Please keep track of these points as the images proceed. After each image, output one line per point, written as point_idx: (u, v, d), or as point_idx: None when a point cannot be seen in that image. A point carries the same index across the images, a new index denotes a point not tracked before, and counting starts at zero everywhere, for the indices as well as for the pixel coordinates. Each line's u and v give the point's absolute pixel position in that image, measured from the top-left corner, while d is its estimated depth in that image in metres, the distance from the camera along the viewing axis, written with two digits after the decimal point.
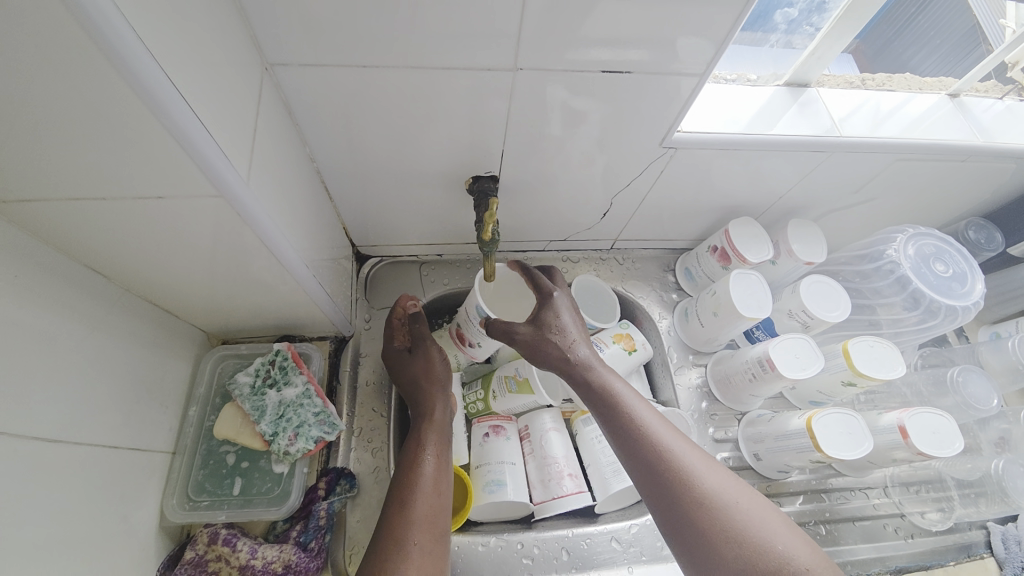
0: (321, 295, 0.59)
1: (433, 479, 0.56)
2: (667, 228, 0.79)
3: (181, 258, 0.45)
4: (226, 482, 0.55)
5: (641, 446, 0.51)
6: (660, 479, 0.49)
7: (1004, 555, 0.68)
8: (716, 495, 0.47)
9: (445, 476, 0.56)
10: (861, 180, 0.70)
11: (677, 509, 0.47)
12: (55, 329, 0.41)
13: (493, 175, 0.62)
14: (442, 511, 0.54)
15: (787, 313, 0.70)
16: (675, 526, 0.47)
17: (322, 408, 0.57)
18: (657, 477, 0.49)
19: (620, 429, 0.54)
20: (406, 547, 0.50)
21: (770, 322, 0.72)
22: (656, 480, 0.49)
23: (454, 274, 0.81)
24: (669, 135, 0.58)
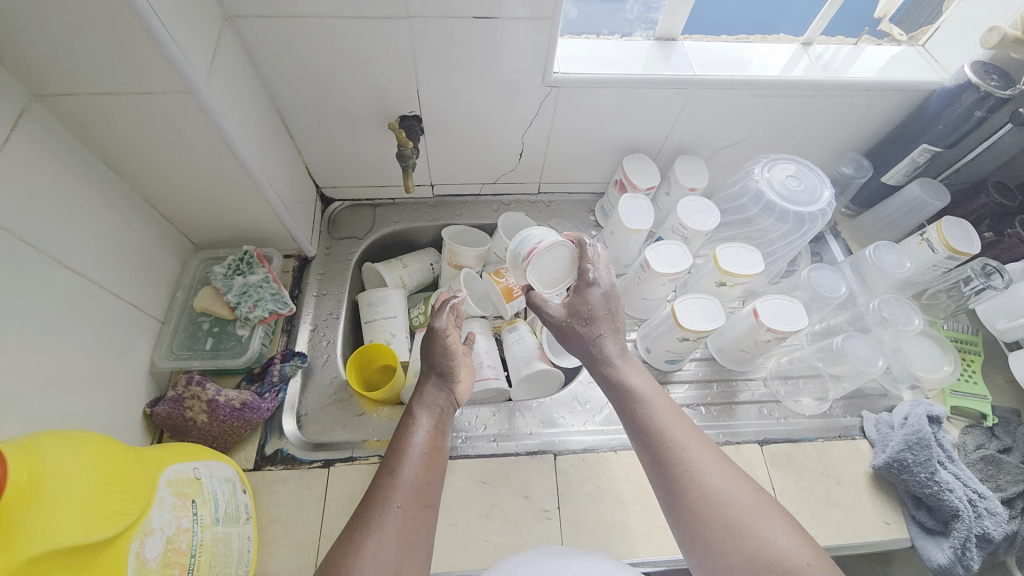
0: (281, 208, 0.74)
1: (425, 451, 0.61)
2: (581, 169, 0.94)
3: (170, 157, 0.61)
4: (200, 341, 0.70)
5: (653, 439, 0.61)
6: (669, 483, 0.58)
7: (874, 436, 0.76)
8: (718, 493, 0.55)
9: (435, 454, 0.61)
10: (730, 118, 0.83)
11: (684, 503, 0.56)
12: (79, 197, 0.57)
13: (416, 115, 0.78)
14: (426, 486, 0.58)
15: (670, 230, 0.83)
16: (683, 527, 0.56)
17: (278, 291, 0.73)
18: (669, 474, 0.58)
19: (627, 417, 0.65)
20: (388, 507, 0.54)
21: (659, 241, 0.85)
22: (676, 486, 0.57)
23: (403, 214, 0.97)
24: (547, 75, 0.73)
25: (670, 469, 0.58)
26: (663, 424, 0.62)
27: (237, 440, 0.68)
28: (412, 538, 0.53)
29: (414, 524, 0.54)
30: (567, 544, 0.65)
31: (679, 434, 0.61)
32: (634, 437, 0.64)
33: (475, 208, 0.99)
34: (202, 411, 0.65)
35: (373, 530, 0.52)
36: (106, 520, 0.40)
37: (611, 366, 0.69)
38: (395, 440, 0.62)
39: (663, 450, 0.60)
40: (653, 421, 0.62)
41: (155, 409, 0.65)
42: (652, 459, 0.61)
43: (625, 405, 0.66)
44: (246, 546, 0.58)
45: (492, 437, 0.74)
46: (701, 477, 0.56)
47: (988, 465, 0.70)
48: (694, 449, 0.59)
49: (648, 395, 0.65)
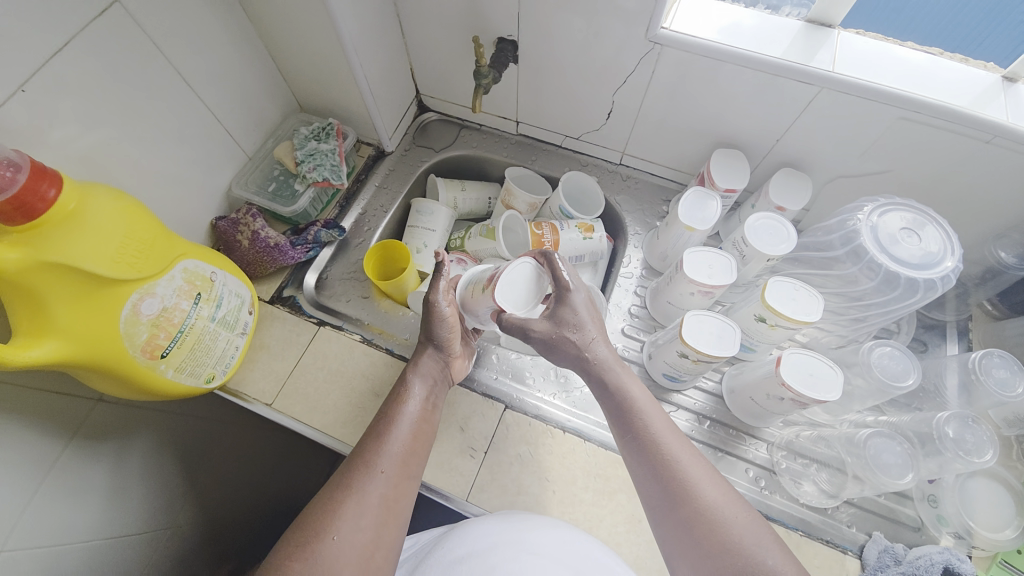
0: (367, 94, 0.81)
1: (414, 421, 0.62)
2: (669, 151, 0.85)
3: (287, 16, 0.70)
4: (268, 183, 0.82)
5: (651, 459, 0.54)
6: (661, 503, 0.53)
7: (869, 561, 0.63)
8: (715, 512, 0.50)
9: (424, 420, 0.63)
10: (863, 141, 0.68)
11: (686, 532, 0.50)
12: (213, 28, 0.69)
13: (513, 41, 0.77)
14: (413, 455, 0.60)
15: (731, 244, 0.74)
16: (675, 547, 0.51)
17: (338, 164, 0.82)
18: (666, 500, 0.52)
19: (623, 430, 0.58)
20: (373, 473, 0.57)
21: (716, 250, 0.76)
22: (667, 508, 0.52)
23: (483, 142, 0.99)
24: (652, 29, 0.66)
25: (661, 489, 0.53)
26: (658, 438, 0.55)
27: (264, 273, 0.80)
28: (392, 504, 0.56)
29: (394, 490, 0.57)
30: (475, 486, 0.66)
31: (678, 452, 0.54)
32: (629, 456, 0.57)
33: (551, 158, 0.96)
34: (246, 237, 0.77)
35: (355, 492, 0.55)
36: (124, 262, 0.52)
37: (607, 371, 0.62)
38: (384, 408, 0.63)
39: (657, 469, 0.54)
40: (651, 435, 0.56)
41: (218, 223, 0.78)
42: (650, 484, 0.54)
43: (618, 412, 0.59)
44: (232, 353, 0.69)
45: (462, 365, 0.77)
46: (694, 498, 0.51)
47: None
48: (691, 464, 0.53)
49: (646, 405, 0.58)
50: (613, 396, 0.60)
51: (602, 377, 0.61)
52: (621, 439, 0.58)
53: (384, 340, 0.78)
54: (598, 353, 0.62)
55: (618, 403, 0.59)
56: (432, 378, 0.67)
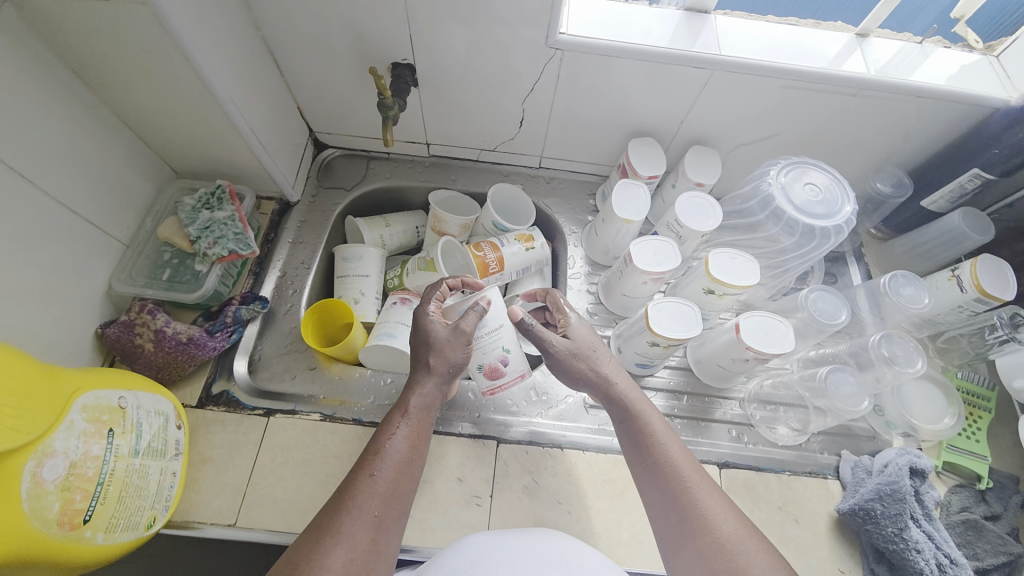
0: (258, 146, 0.71)
1: (405, 455, 0.55)
2: (586, 147, 0.87)
3: (138, 76, 0.59)
4: (159, 269, 0.69)
5: (669, 486, 0.55)
6: (677, 528, 0.53)
7: (847, 479, 0.70)
8: (731, 543, 0.50)
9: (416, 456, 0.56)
10: (756, 111, 0.75)
11: (700, 563, 0.50)
12: (42, 105, 0.56)
13: (409, 65, 0.73)
14: (400, 496, 0.53)
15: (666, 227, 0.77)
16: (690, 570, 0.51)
17: (242, 231, 0.71)
18: (681, 525, 0.52)
19: (638, 453, 0.58)
20: (356, 514, 0.50)
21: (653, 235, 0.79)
22: (684, 534, 0.52)
23: (396, 171, 0.93)
24: (552, 36, 0.66)
25: (679, 514, 0.53)
26: (677, 466, 0.56)
27: (183, 373, 0.68)
28: (375, 553, 0.49)
29: (381, 535, 0.50)
30: (491, 533, 0.63)
31: (696, 479, 0.55)
32: (645, 481, 0.57)
33: (471, 174, 0.93)
34: (149, 339, 0.65)
35: (340, 540, 0.48)
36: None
37: (625, 400, 0.61)
38: (376, 435, 0.57)
39: (675, 496, 0.54)
40: (671, 463, 0.56)
41: (106, 331, 0.65)
42: (667, 511, 0.54)
43: (634, 438, 0.59)
44: (169, 482, 0.57)
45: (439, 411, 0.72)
46: (711, 526, 0.51)
47: (970, 532, 0.64)
48: (708, 498, 0.53)
49: (664, 436, 0.58)
50: (632, 423, 0.60)
51: (619, 404, 0.61)
52: (636, 461, 0.58)
53: (348, 410, 0.71)
54: (617, 384, 0.62)
55: (636, 430, 0.59)
56: (427, 403, 0.60)
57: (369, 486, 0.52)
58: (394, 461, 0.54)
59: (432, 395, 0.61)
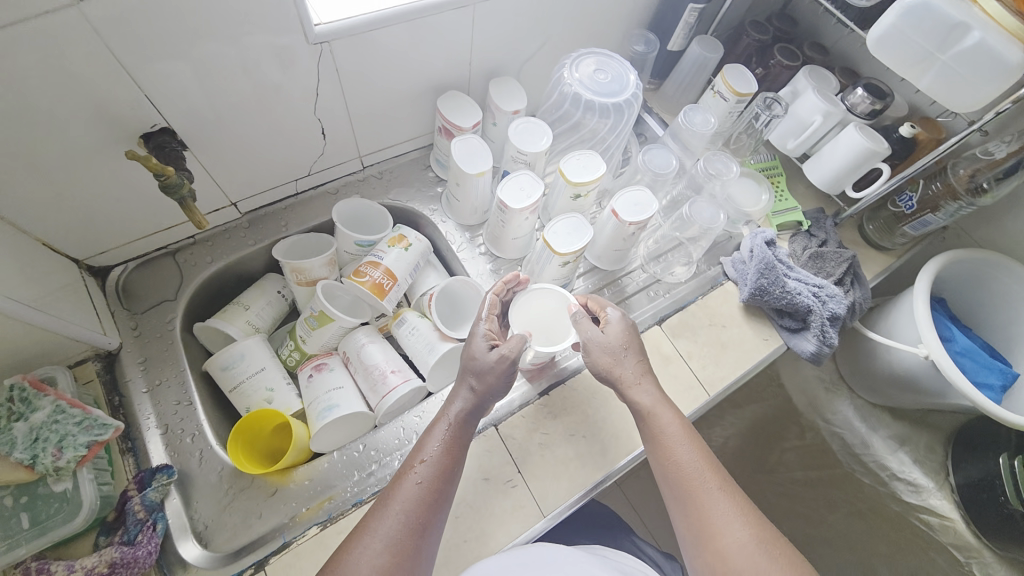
0: (26, 312, 0.54)
1: (436, 468, 0.56)
2: (399, 127, 0.84)
3: None
4: (4, 524, 0.52)
5: (676, 474, 0.58)
6: (683, 507, 0.57)
7: (734, 276, 0.87)
8: (730, 528, 0.53)
9: (448, 477, 0.56)
10: (523, 26, 0.79)
11: (701, 553, 0.54)
12: None
13: (163, 127, 0.60)
14: (433, 507, 0.53)
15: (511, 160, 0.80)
16: (691, 549, 0.55)
17: (84, 415, 0.56)
18: (687, 504, 0.56)
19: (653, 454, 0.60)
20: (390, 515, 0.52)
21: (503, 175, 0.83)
22: (690, 513, 0.56)
23: (215, 249, 0.79)
24: (308, 31, 0.60)
25: (685, 494, 0.57)
26: (688, 458, 0.58)
27: None
28: (399, 557, 0.49)
29: (409, 540, 0.50)
30: (539, 498, 0.66)
31: (708, 477, 0.57)
32: (659, 475, 0.60)
33: (301, 209, 0.84)
34: None
35: (372, 537, 0.50)
36: None
37: (642, 400, 0.63)
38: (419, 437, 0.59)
39: (683, 479, 0.57)
40: (690, 461, 0.58)
41: None
42: (687, 513, 0.56)
43: (646, 427, 0.62)
44: None
45: None
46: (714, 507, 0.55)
47: (816, 261, 0.87)
48: (715, 490, 0.56)
49: (676, 432, 0.60)
50: (648, 419, 0.62)
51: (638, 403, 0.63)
52: (649, 449, 0.62)
53: (341, 502, 0.65)
54: (644, 395, 0.63)
55: (649, 427, 0.62)
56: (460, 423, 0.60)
57: (406, 491, 0.53)
58: (433, 466, 0.55)
59: (474, 413, 0.61)
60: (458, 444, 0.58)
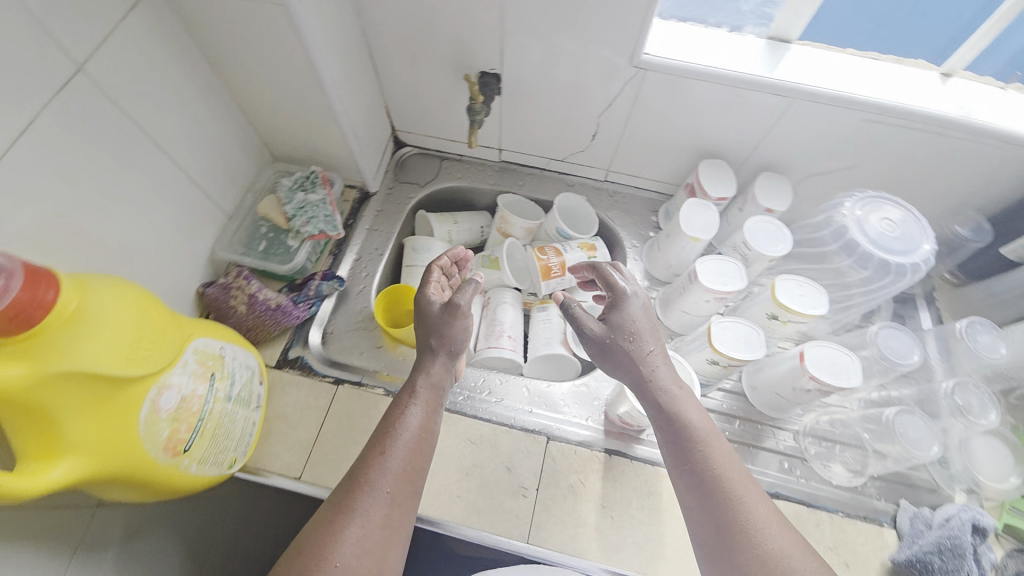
0: (350, 136, 0.78)
1: (416, 433, 0.60)
2: (653, 164, 0.89)
3: (261, 67, 0.66)
4: (256, 241, 0.77)
5: (704, 481, 0.55)
6: (710, 523, 0.53)
7: (905, 529, 0.67)
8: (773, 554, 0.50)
9: (428, 429, 0.61)
10: (831, 141, 0.75)
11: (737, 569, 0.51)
12: (182, 89, 0.64)
13: (496, 73, 0.78)
14: (417, 471, 0.58)
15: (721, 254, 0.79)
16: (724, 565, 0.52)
17: (331, 213, 0.78)
18: (714, 520, 0.53)
19: (687, 478, 0.56)
20: (376, 493, 0.54)
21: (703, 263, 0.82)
22: (721, 531, 0.53)
23: (467, 172, 0.98)
24: (636, 55, 0.69)
25: (712, 507, 0.54)
26: (721, 466, 0.55)
27: (266, 337, 0.74)
28: (394, 525, 0.54)
29: (397, 512, 0.55)
30: (534, 527, 0.65)
31: (738, 484, 0.55)
32: (682, 482, 0.56)
33: (538, 181, 0.97)
34: (243, 303, 0.71)
35: (357, 514, 0.52)
36: (147, 332, 0.48)
37: (667, 393, 0.60)
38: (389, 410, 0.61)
39: (713, 491, 0.54)
40: (736, 497, 0.54)
41: (208, 291, 0.72)
42: (717, 525, 0.53)
43: (669, 433, 0.58)
44: (250, 430, 0.63)
45: (494, 403, 0.75)
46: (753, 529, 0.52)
47: None
48: (748, 498, 0.54)
49: (702, 431, 0.58)
50: (671, 422, 0.58)
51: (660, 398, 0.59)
52: (668, 453, 0.58)
53: None
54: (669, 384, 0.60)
55: (672, 428, 0.58)
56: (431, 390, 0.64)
57: (388, 461, 0.56)
58: (404, 441, 0.58)
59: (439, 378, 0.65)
60: (433, 404, 0.63)
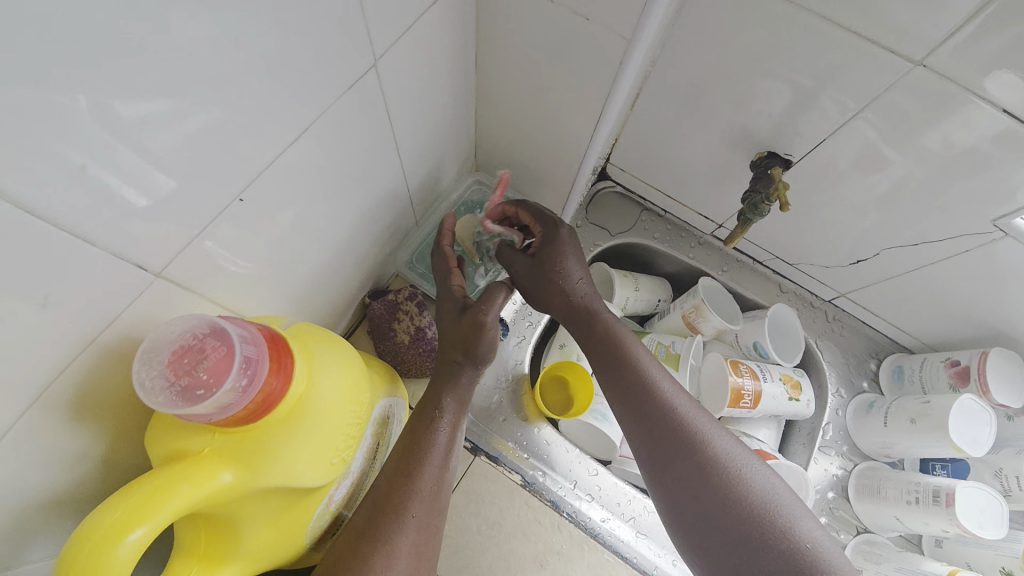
0: (583, 174, 0.66)
1: (447, 444, 0.51)
2: (910, 313, 0.71)
3: (535, 80, 0.54)
4: None
5: (737, 490, 0.48)
6: (763, 541, 0.46)
7: None
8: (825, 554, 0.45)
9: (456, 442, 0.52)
10: None
11: None
12: (438, 86, 0.53)
13: (788, 159, 0.60)
14: (443, 489, 0.49)
15: (937, 464, 0.66)
16: None
17: None
18: (758, 538, 0.46)
19: (722, 485, 0.48)
20: (405, 520, 0.44)
21: (895, 463, 0.71)
22: (778, 552, 0.45)
23: (665, 234, 0.83)
24: (1009, 216, 0.52)
25: (758, 522, 0.46)
26: (740, 466, 0.50)
27: (416, 374, 0.65)
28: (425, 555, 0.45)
29: (425, 541, 0.45)
30: None
31: (763, 479, 0.49)
32: (707, 508, 0.48)
33: (743, 273, 0.81)
34: (407, 333, 0.63)
35: (382, 554, 0.42)
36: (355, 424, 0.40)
37: (676, 399, 0.54)
38: (411, 431, 0.50)
39: (745, 500, 0.47)
40: (750, 483, 0.48)
41: (372, 304, 0.64)
42: (763, 541, 0.46)
43: (686, 445, 0.51)
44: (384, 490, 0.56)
45: (636, 538, 0.63)
46: (797, 527, 0.46)
47: None
48: (777, 490, 0.49)
49: (712, 431, 0.52)
50: (677, 422, 0.52)
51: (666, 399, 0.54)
52: (687, 471, 0.50)
53: (547, 486, 0.65)
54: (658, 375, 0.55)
55: (686, 434, 0.51)
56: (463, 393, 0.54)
57: (414, 481, 0.46)
58: (437, 457, 0.49)
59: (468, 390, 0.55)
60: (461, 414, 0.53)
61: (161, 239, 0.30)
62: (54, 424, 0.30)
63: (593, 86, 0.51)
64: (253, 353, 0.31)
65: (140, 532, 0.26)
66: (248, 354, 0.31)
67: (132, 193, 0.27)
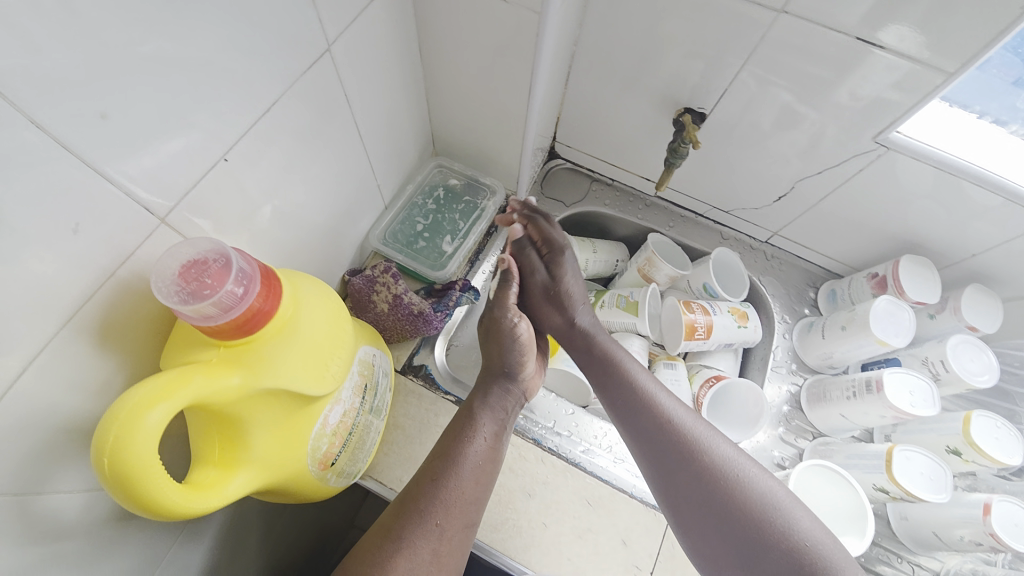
0: (528, 146, 0.73)
1: (482, 450, 0.56)
2: (835, 239, 0.79)
3: (471, 63, 0.62)
4: (412, 238, 0.77)
5: (662, 426, 0.58)
6: (677, 463, 0.56)
7: None
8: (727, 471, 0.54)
9: (496, 452, 0.57)
10: None
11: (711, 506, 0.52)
12: (387, 74, 0.60)
13: (703, 114, 0.69)
14: (478, 497, 0.53)
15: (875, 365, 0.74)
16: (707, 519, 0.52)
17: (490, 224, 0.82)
18: (675, 463, 0.56)
19: (650, 425, 0.59)
20: (429, 524, 0.49)
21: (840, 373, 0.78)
22: (687, 471, 0.55)
23: (615, 200, 0.92)
24: (886, 132, 0.59)
25: (674, 448, 0.56)
26: (665, 411, 0.59)
27: (398, 338, 0.72)
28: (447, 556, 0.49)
29: (448, 545, 0.49)
30: None
31: (689, 420, 0.59)
32: (644, 442, 0.59)
33: (688, 227, 0.90)
34: (385, 300, 0.67)
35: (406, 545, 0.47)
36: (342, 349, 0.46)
37: (620, 364, 0.65)
38: (451, 436, 0.56)
39: (670, 434, 0.57)
40: (669, 418, 0.59)
41: (352, 280, 0.69)
42: (675, 464, 0.56)
43: (626, 398, 0.62)
44: (377, 434, 0.60)
45: (614, 464, 0.69)
46: (710, 454, 0.55)
47: None
48: (701, 430, 0.58)
49: (651, 386, 0.63)
50: (620, 382, 0.63)
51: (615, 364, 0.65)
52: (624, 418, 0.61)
53: (528, 427, 0.71)
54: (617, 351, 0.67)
55: (625, 391, 0.63)
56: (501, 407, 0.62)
57: (449, 484, 0.52)
58: (472, 461, 0.55)
59: (501, 408, 0.62)
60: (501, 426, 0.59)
61: (158, 188, 0.36)
62: (79, 346, 0.35)
63: (520, 61, 0.59)
64: (248, 267, 0.38)
65: (165, 409, 0.32)
66: (242, 267, 0.38)
67: (127, 144, 0.33)
